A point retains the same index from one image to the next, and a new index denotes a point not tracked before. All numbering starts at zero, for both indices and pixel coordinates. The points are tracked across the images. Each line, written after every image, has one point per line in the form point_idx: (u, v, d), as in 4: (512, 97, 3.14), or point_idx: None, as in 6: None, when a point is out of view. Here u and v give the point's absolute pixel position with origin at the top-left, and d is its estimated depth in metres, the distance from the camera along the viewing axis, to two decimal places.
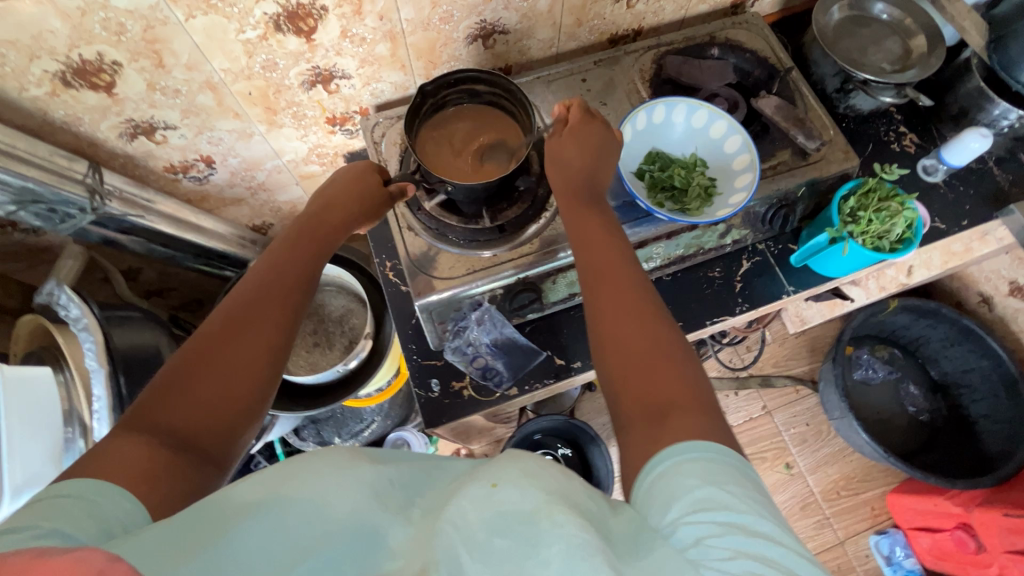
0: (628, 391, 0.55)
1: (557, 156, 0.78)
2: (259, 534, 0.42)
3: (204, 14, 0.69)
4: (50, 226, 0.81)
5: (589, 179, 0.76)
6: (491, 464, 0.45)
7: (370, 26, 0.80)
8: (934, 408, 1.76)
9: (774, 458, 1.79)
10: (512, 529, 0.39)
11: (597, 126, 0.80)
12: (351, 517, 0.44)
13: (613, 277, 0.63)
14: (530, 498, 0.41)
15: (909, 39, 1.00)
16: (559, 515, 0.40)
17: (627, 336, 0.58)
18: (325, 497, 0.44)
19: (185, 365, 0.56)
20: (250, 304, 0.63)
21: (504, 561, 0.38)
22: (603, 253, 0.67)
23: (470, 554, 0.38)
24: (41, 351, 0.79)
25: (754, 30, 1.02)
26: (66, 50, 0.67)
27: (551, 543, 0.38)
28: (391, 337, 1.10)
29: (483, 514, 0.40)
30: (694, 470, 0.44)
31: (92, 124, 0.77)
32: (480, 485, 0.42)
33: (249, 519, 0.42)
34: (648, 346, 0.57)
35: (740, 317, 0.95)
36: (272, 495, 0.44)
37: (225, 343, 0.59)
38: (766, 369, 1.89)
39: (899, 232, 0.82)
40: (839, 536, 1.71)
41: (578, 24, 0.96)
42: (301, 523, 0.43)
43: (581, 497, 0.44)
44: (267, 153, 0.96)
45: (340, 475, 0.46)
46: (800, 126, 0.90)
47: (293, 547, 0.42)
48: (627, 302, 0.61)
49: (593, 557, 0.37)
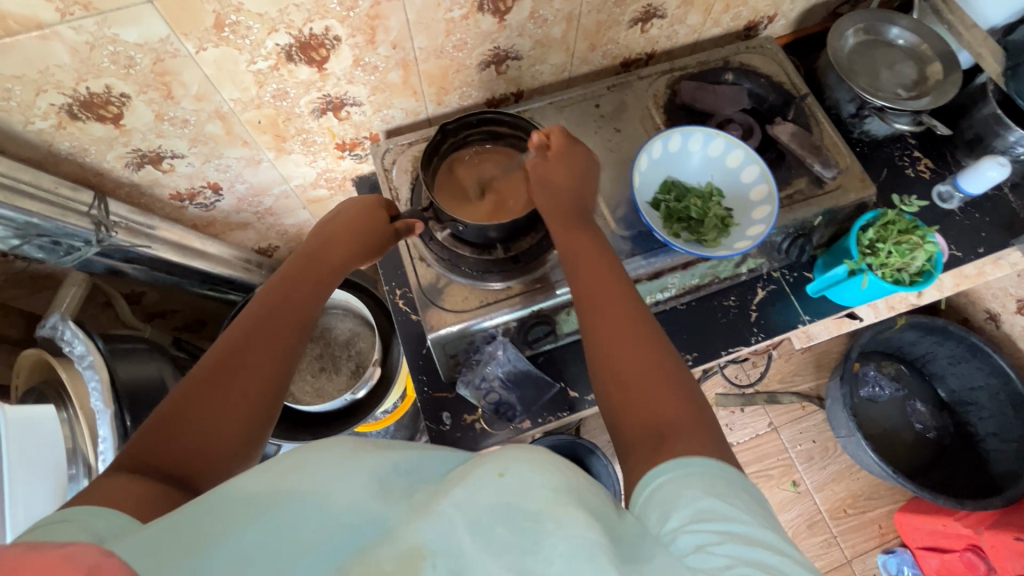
0: (626, 418, 0.53)
1: (541, 178, 0.77)
2: (251, 531, 0.36)
3: (216, 46, 0.67)
4: (55, 259, 0.79)
5: (579, 198, 0.75)
6: (498, 448, 0.41)
7: (383, 55, 0.78)
8: (941, 425, 1.74)
9: (781, 475, 1.77)
10: (517, 525, 0.36)
11: (581, 151, 0.79)
12: (350, 507, 0.38)
13: (607, 295, 0.63)
14: (538, 495, 0.37)
15: (923, 65, 0.99)
16: (564, 516, 0.36)
17: (624, 360, 0.56)
18: (324, 488, 0.39)
19: (181, 404, 0.55)
20: (246, 337, 0.62)
21: (506, 556, 0.35)
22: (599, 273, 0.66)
23: (472, 542, 0.35)
24: (43, 387, 0.76)
25: (768, 55, 1.01)
26: (74, 84, 0.65)
27: (555, 543, 0.35)
28: (398, 362, 1.07)
29: (488, 503, 0.37)
30: (693, 485, 0.43)
31: (98, 155, 0.75)
32: (486, 474, 0.38)
33: (241, 513, 0.37)
34: (647, 371, 0.55)
35: (757, 347, 0.93)
36: (270, 488, 0.39)
37: (223, 380, 0.58)
38: (773, 386, 1.86)
39: (920, 265, 0.82)
40: (846, 555, 1.69)
41: (591, 49, 0.95)
42: (298, 512, 0.37)
43: (589, 490, 0.40)
44: (274, 179, 0.94)
45: (342, 463, 0.41)
46: (816, 154, 0.89)
47: (289, 540, 0.36)
48: (624, 325, 0.59)
49: (600, 563, 0.34)
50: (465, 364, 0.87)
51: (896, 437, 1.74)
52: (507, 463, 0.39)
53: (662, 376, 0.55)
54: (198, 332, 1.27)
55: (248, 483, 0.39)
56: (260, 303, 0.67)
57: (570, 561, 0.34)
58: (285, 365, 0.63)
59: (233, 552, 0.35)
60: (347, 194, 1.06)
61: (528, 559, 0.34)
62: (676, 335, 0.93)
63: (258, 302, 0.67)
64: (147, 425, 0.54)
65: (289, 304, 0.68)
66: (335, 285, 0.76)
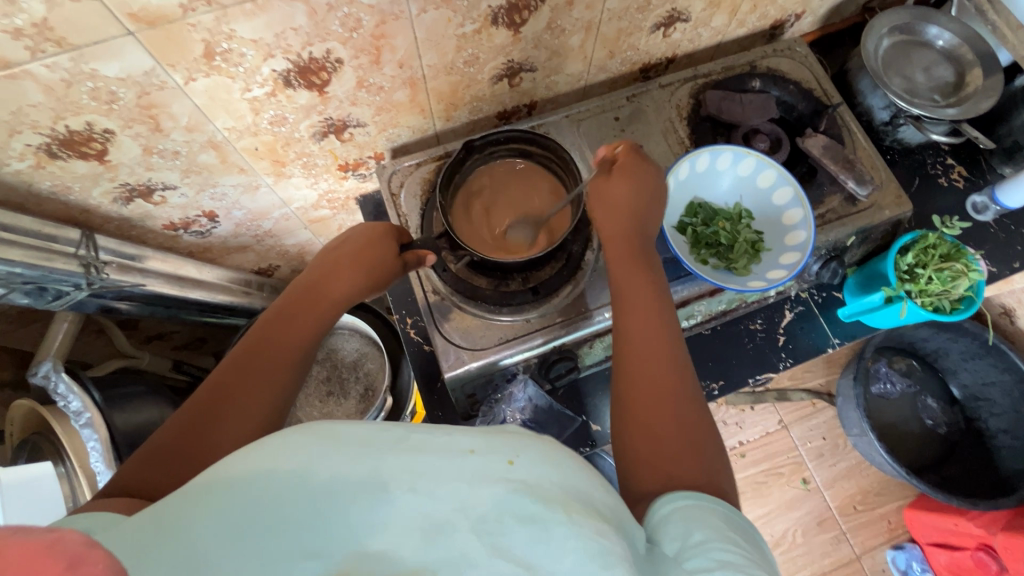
0: (638, 464, 0.49)
1: (602, 194, 0.69)
2: (226, 516, 0.32)
3: (206, 76, 0.60)
4: (42, 304, 0.73)
5: (643, 230, 0.67)
6: (500, 435, 0.40)
7: (389, 74, 0.72)
8: (952, 421, 1.37)
9: (791, 473, 1.54)
10: (525, 517, 0.34)
11: (654, 171, 0.70)
12: (337, 481, 0.34)
13: (651, 337, 0.56)
14: (546, 486, 0.37)
15: (961, 69, 0.93)
16: (573, 512, 0.36)
17: (647, 406, 0.51)
18: (311, 461, 0.35)
19: (178, 435, 0.51)
20: (251, 358, 0.58)
21: (512, 549, 0.33)
22: (643, 307, 0.59)
23: (478, 539, 0.33)
24: (38, 441, 0.72)
25: (798, 59, 0.94)
26: (51, 123, 0.59)
27: (564, 538, 0.34)
28: (410, 384, 1.04)
29: (495, 493, 0.35)
30: (710, 512, 0.41)
31: (83, 192, 0.70)
32: (495, 463, 0.37)
33: (216, 494, 0.33)
34: (672, 426, 0.50)
35: (784, 371, 0.91)
36: (249, 469, 0.34)
37: (215, 426, 0.52)
38: (782, 382, 1.60)
39: (962, 292, 0.78)
40: (855, 551, 1.50)
41: (610, 56, 0.88)
42: (281, 490, 0.33)
43: (588, 480, 0.40)
44: (273, 204, 0.89)
45: (327, 439, 0.36)
46: (850, 169, 0.83)
47: (274, 521, 0.32)
48: (655, 367, 0.54)
49: (610, 567, 0.34)
50: (485, 402, 0.85)
51: (900, 430, 1.36)
52: (518, 452, 0.39)
53: (688, 433, 0.50)
54: (198, 350, 1.22)
55: (228, 463, 0.35)
56: (260, 333, 0.61)
57: (577, 560, 0.33)
58: (287, 389, 0.58)
59: (210, 541, 0.31)
60: (350, 213, 1.02)
61: (534, 552, 0.33)
62: (701, 362, 0.91)
63: (258, 329, 0.61)
64: (135, 457, 0.50)
65: (289, 338, 0.61)
66: (336, 319, 0.67)
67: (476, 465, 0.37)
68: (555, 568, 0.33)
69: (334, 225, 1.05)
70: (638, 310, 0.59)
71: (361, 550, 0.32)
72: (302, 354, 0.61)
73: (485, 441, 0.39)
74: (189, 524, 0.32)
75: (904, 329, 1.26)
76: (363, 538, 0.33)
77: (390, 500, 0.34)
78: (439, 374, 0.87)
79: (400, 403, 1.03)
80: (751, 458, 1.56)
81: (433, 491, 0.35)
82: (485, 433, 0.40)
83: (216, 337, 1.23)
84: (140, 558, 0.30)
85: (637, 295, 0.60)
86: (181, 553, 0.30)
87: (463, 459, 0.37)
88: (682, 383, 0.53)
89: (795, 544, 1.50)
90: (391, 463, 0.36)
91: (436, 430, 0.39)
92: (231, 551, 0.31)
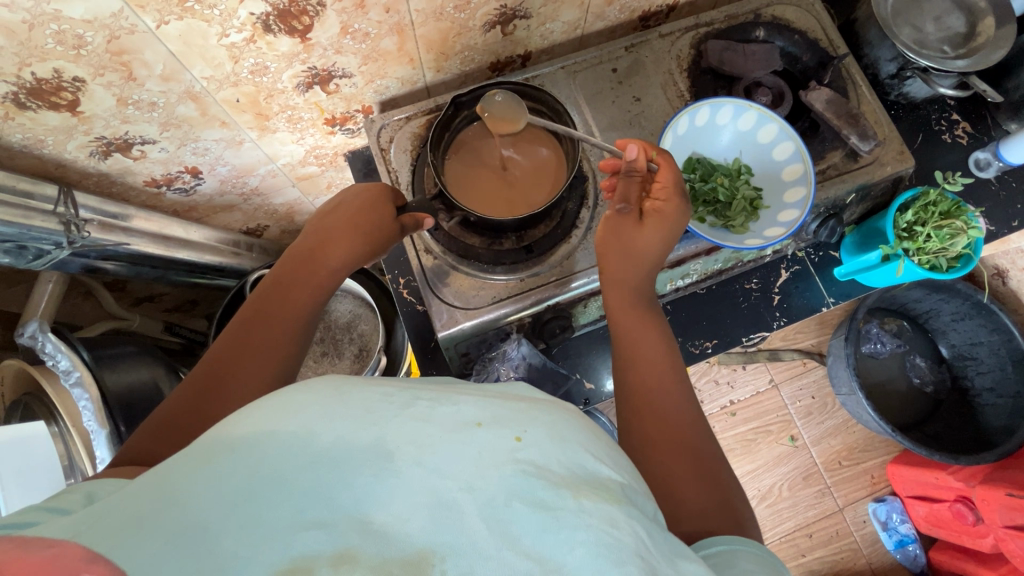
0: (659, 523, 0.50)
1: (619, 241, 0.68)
2: (227, 487, 0.32)
3: (179, 19, 0.56)
4: (23, 263, 0.72)
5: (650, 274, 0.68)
6: (508, 410, 0.39)
7: (375, 20, 0.68)
8: (940, 379, 1.39)
9: (779, 431, 1.55)
10: (534, 498, 0.34)
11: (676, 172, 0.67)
12: (340, 446, 0.34)
13: (659, 390, 0.58)
14: (556, 466, 0.36)
15: (973, 18, 0.89)
16: (584, 498, 0.34)
17: (665, 455, 0.53)
18: (311, 426, 0.35)
19: (180, 409, 0.51)
20: (248, 330, 0.57)
21: (523, 538, 0.32)
22: (654, 356, 0.61)
23: (487, 528, 0.32)
24: (30, 403, 0.73)
25: (804, 7, 0.90)
26: (16, 69, 0.55)
27: (575, 528, 0.33)
28: (404, 345, 1.02)
29: (504, 474, 0.34)
30: (740, 555, 0.43)
31: (58, 146, 0.67)
32: (501, 438, 0.37)
33: (217, 459, 0.33)
34: (691, 479, 0.51)
35: (777, 330, 0.93)
36: (246, 436, 0.34)
37: (212, 401, 0.52)
38: (774, 341, 1.59)
39: (960, 250, 0.78)
40: (838, 504, 1.53)
41: (608, 3, 0.84)
42: (281, 455, 0.33)
43: (604, 458, 0.39)
44: (259, 159, 0.86)
45: (330, 403, 0.37)
46: (853, 124, 0.79)
47: (276, 490, 0.32)
48: (672, 417, 0.56)
49: (625, 563, 0.32)
50: (479, 360, 0.84)
51: (888, 389, 1.38)
52: (525, 429, 0.38)
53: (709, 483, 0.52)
54: (189, 311, 1.21)
55: (231, 427, 0.35)
56: (258, 301, 0.60)
57: (588, 552, 0.32)
58: (290, 364, 0.58)
59: (205, 510, 0.31)
60: (339, 169, 0.99)
61: (545, 544, 0.32)
62: (695, 321, 0.91)
63: (255, 298, 0.60)
64: (143, 428, 0.51)
65: (284, 305, 0.60)
66: (335, 288, 0.66)
67: (481, 443, 0.36)
68: (566, 559, 0.31)
69: (323, 183, 1.02)
70: (643, 360, 0.60)
71: (364, 522, 0.32)
72: (304, 321, 0.60)
73: (492, 415, 0.38)
74: (189, 491, 0.32)
75: (897, 289, 1.24)
76: (366, 509, 0.32)
77: (397, 478, 0.33)
78: (432, 333, 0.86)
79: (394, 362, 1.02)
80: (741, 416, 1.57)
81: (439, 466, 0.34)
82: (494, 410, 0.39)
83: (207, 299, 1.20)
84: (132, 528, 0.29)
85: (650, 342, 0.62)
86: (178, 522, 0.30)
87: (469, 432, 0.36)
88: (694, 429, 0.55)
89: (781, 497, 1.52)
90: (397, 431, 0.36)
91: (439, 398, 0.39)
92: (230, 520, 0.31)
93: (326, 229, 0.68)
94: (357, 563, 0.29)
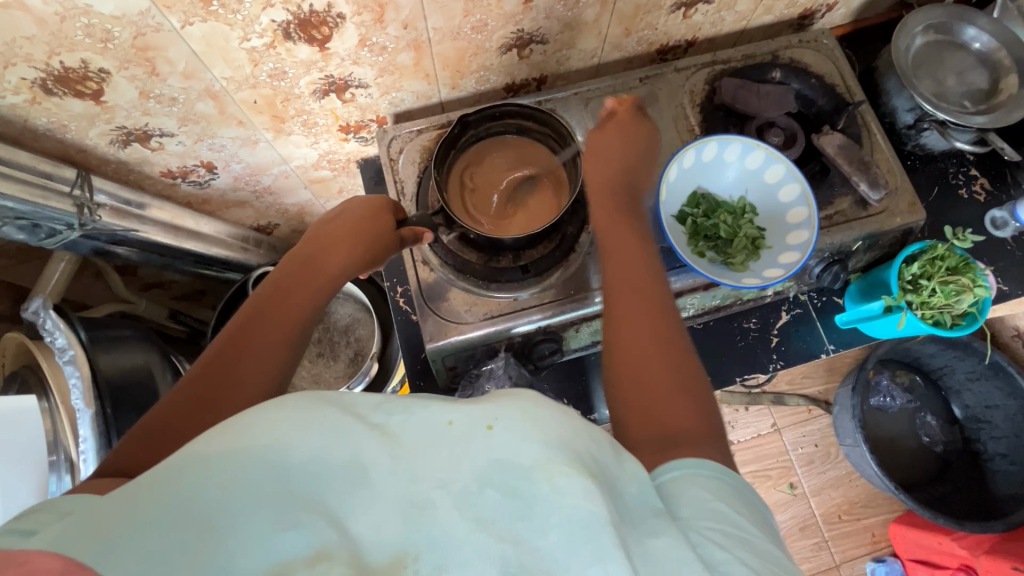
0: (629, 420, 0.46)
1: (594, 150, 0.74)
2: (205, 495, 0.32)
3: (203, 21, 0.59)
4: (35, 241, 0.74)
5: (630, 177, 0.71)
6: (485, 400, 0.38)
7: (392, 35, 0.70)
8: (950, 440, 1.32)
9: (777, 477, 1.50)
10: (511, 485, 0.34)
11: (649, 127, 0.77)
12: (316, 460, 0.34)
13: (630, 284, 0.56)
14: (529, 449, 0.35)
15: (997, 75, 0.88)
16: (558, 478, 0.34)
17: (638, 356, 0.49)
18: (282, 437, 0.34)
19: (167, 415, 0.50)
20: (242, 331, 0.57)
21: (497, 524, 0.33)
22: (628, 270, 0.57)
23: (462, 514, 0.33)
24: (25, 376, 0.74)
25: (824, 52, 0.90)
26: (46, 57, 0.58)
27: (549, 512, 0.33)
28: (397, 355, 1.01)
29: (478, 466, 0.35)
30: (698, 481, 0.38)
31: (80, 131, 0.70)
32: (473, 430, 0.36)
33: (190, 476, 0.32)
34: (661, 375, 0.47)
35: (774, 373, 0.91)
36: (219, 451, 0.33)
37: (200, 410, 0.51)
38: (779, 385, 1.55)
39: (965, 308, 0.77)
40: (835, 560, 1.47)
41: (626, 34, 0.85)
42: (256, 469, 0.33)
43: (577, 433, 0.37)
44: (273, 159, 0.89)
45: (308, 410, 0.36)
46: (864, 171, 0.79)
47: (250, 502, 0.32)
48: (642, 311, 0.52)
49: (594, 536, 0.32)
50: (468, 376, 0.84)
51: (896, 446, 1.32)
52: (497, 415, 0.37)
53: (677, 377, 0.48)
54: (196, 301, 1.23)
55: (207, 440, 0.34)
56: (256, 306, 0.60)
57: (563, 534, 0.32)
58: (284, 362, 0.57)
59: (181, 523, 0.31)
60: (351, 175, 1.01)
61: (519, 528, 0.33)
62: None
63: (253, 304, 0.61)
64: (131, 435, 0.49)
65: (282, 309, 0.61)
66: (334, 292, 0.67)
67: (453, 440, 0.36)
68: (541, 541, 0.32)
69: (335, 187, 1.04)
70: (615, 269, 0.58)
71: (341, 526, 0.33)
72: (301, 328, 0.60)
73: (463, 407, 0.38)
74: (165, 501, 0.31)
75: (907, 342, 1.20)
76: (344, 516, 0.33)
77: (372, 482, 0.34)
78: (423, 346, 0.87)
79: (385, 370, 1.02)
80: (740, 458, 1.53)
81: (415, 469, 0.34)
82: (468, 400, 0.39)
83: (215, 291, 1.23)
84: (109, 541, 0.29)
85: (620, 253, 0.59)
86: (159, 529, 0.30)
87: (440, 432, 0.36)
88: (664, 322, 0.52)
89: None
90: (373, 446, 0.35)
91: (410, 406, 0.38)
92: (208, 534, 0.31)
93: (324, 237, 0.70)
94: (335, 558, 0.31)
